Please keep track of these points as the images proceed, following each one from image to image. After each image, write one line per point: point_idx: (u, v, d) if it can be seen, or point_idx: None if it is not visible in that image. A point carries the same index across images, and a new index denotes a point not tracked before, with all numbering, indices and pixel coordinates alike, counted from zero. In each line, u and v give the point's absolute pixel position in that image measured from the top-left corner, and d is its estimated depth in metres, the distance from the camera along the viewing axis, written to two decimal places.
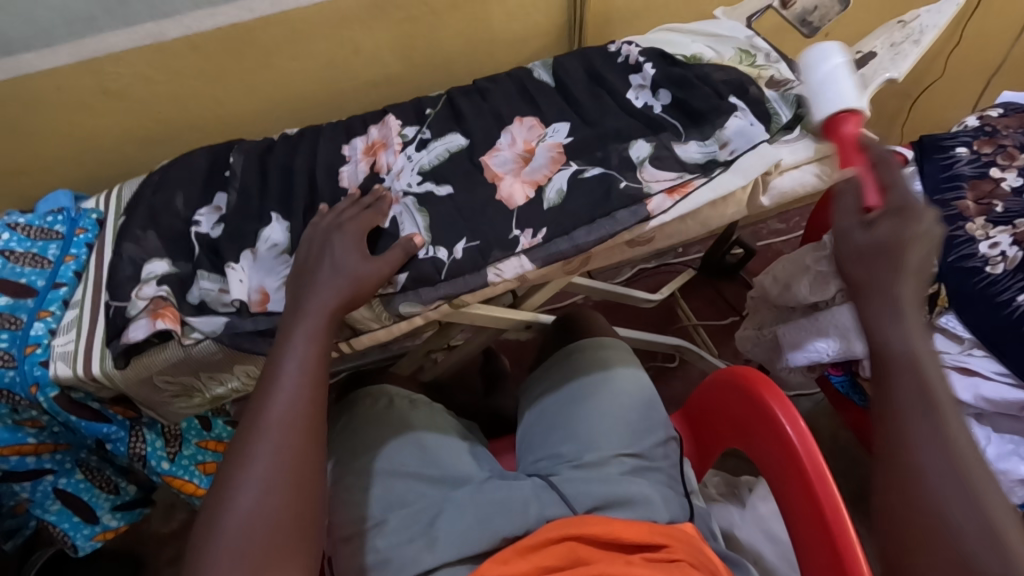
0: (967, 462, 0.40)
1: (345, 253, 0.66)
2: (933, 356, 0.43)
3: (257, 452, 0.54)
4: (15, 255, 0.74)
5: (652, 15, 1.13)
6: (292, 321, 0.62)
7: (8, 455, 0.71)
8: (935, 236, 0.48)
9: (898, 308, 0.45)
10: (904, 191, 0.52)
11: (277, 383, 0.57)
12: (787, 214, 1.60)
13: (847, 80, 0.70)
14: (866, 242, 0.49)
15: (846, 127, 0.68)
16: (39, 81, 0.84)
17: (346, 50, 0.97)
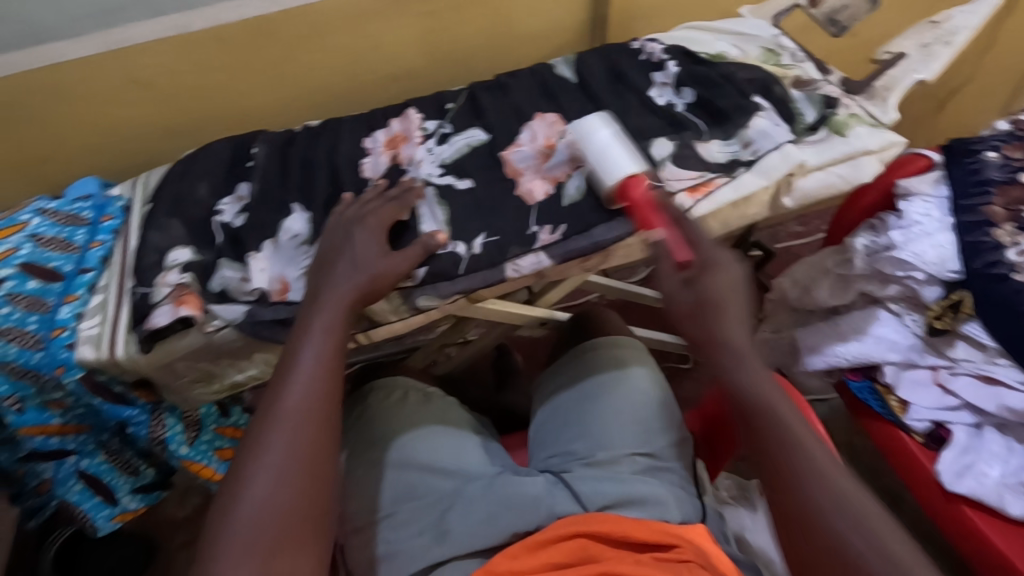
0: (834, 486, 0.51)
1: (364, 245, 0.66)
2: (775, 394, 0.54)
3: (272, 441, 0.54)
4: (45, 239, 0.75)
5: (675, 13, 1.12)
6: (311, 312, 0.62)
7: (33, 435, 0.74)
8: (737, 281, 0.58)
9: (744, 361, 0.55)
10: (705, 245, 0.61)
11: (293, 374, 0.58)
12: (807, 217, 1.58)
13: (621, 147, 0.72)
14: (685, 299, 0.58)
15: (635, 191, 0.70)
16: (68, 70, 0.86)
17: (368, 44, 0.98)
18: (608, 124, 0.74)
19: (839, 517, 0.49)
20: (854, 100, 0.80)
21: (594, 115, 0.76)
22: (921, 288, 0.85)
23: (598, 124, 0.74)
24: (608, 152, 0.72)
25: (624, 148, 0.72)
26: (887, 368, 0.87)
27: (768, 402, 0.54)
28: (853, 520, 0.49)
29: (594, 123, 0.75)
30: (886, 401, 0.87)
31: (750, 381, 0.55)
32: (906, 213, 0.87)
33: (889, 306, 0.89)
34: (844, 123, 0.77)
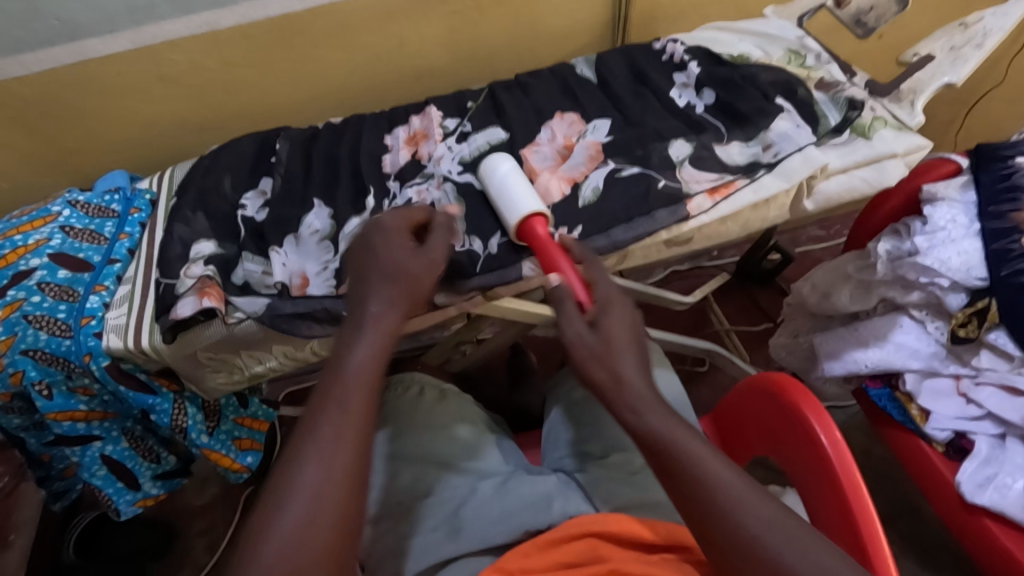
0: (758, 505, 0.47)
1: (400, 246, 0.58)
2: (676, 422, 0.51)
3: (299, 472, 0.45)
4: (75, 230, 0.78)
5: (699, 14, 1.11)
6: (346, 325, 0.53)
7: (60, 420, 0.75)
8: (635, 318, 0.56)
9: (643, 393, 0.51)
10: (605, 285, 0.59)
11: (329, 395, 0.49)
12: (828, 222, 1.56)
13: (523, 184, 0.72)
14: (596, 341, 0.54)
15: (535, 228, 0.69)
16: (100, 66, 0.88)
17: (391, 43, 0.99)
18: (507, 161, 0.74)
19: (777, 543, 0.45)
20: (879, 102, 0.79)
21: (497, 153, 0.75)
22: (943, 296, 0.83)
23: (500, 160, 0.74)
24: (506, 188, 0.71)
25: (525, 185, 0.71)
26: (908, 375, 0.85)
27: (671, 431, 0.50)
28: (791, 544, 0.45)
29: (498, 159, 0.74)
30: (907, 409, 0.85)
31: (649, 413, 0.51)
32: (932, 218, 0.85)
33: (912, 313, 0.87)
34: (868, 126, 0.76)
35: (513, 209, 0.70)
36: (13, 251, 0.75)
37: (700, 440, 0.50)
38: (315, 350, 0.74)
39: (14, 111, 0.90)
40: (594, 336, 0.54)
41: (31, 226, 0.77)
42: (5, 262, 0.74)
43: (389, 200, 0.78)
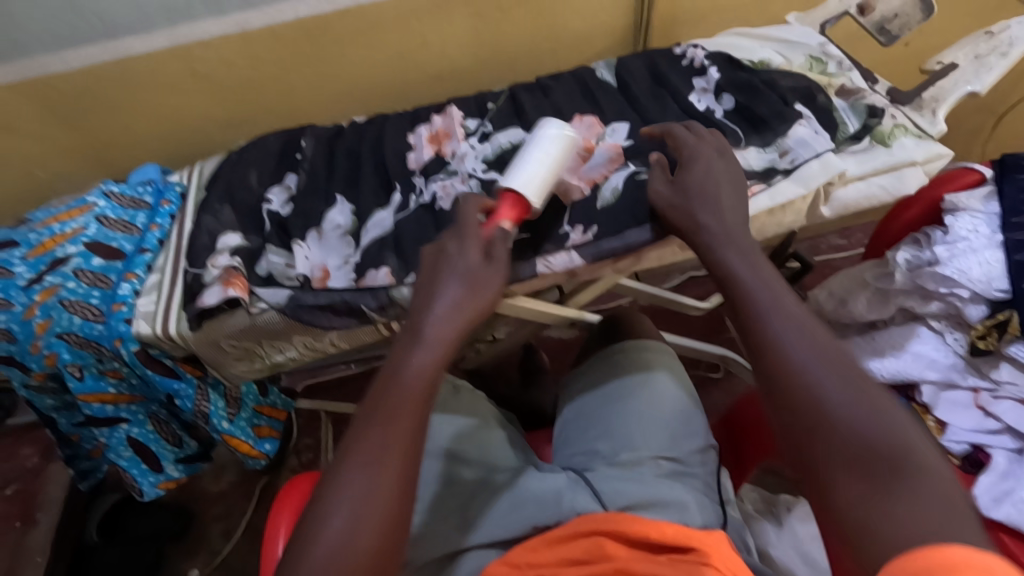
0: (814, 332, 0.51)
1: (466, 258, 0.56)
2: (744, 252, 0.58)
3: (347, 481, 0.46)
4: (109, 220, 0.81)
5: (721, 19, 1.12)
6: (410, 340, 0.53)
7: (90, 402, 0.77)
8: (711, 170, 0.66)
9: (752, 271, 0.57)
10: (693, 145, 0.68)
11: (389, 411, 0.49)
12: (849, 230, 1.55)
13: (546, 168, 0.68)
14: (669, 190, 0.66)
15: (505, 203, 0.67)
16: (137, 63, 0.92)
17: (415, 44, 1.01)
18: (563, 142, 0.70)
19: (817, 367, 0.49)
20: (899, 109, 0.79)
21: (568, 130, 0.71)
22: (965, 307, 0.82)
23: (558, 135, 0.70)
24: (532, 159, 0.69)
25: (549, 170, 0.69)
26: (925, 387, 0.85)
27: (747, 249, 0.58)
28: (826, 373, 0.49)
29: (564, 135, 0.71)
30: (922, 419, 0.84)
31: (752, 286, 0.55)
32: (953, 228, 0.83)
33: (932, 323, 0.87)
34: (888, 133, 0.76)
35: (515, 177, 0.68)
36: (51, 238, 0.78)
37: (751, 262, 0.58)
38: (334, 342, 0.76)
39: (55, 105, 0.94)
40: (677, 189, 0.66)
41: (68, 215, 0.80)
42: (44, 249, 0.77)
43: (415, 196, 0.80)
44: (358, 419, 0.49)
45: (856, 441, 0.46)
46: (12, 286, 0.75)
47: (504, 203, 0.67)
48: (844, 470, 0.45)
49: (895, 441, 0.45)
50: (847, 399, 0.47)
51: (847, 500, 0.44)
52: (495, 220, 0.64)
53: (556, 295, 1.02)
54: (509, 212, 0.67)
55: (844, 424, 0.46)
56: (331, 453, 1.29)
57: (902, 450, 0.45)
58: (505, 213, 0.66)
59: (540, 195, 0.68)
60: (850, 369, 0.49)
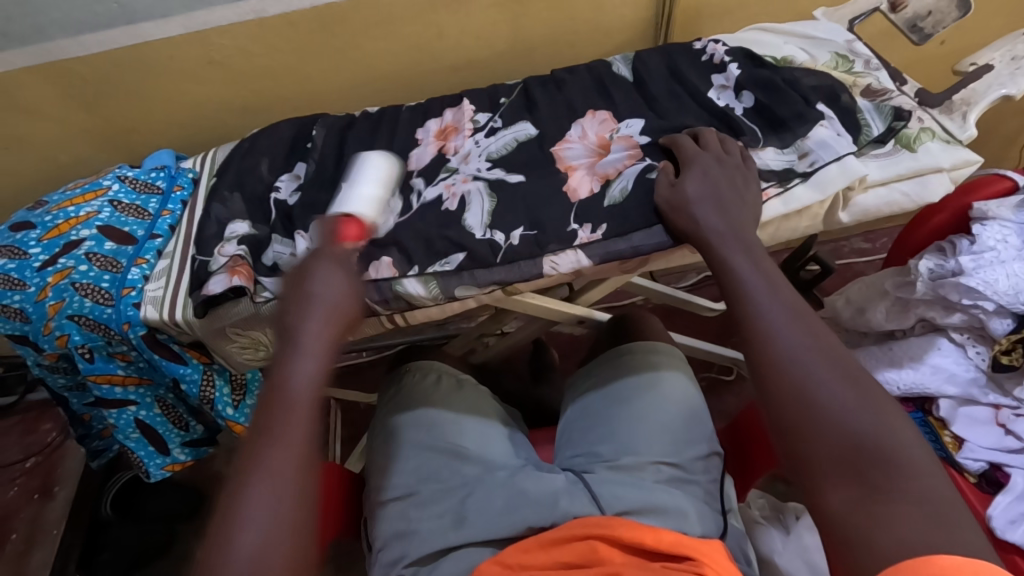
0: (817, 332, 0.52)
1: (328, 273, 0.57)
2: (741, 252, 0.59)
3: (252, 518, 0.44)
4: (122, 205, 0.83)
5: (746, 13, 1.08)
6: (285, 357, 0.50)
7: (99, 383, 0.79)
8: (712, 172, 0.68)
9: (755, 269, 0.58)
10: (695, 153, 0.70)
11: (282, 437, 0.46)
12: (873, 234, 1.51)
13: (374, 192, 0.73)
14: (669, 197, 0.68)
15: (348, 221, 0.67)
16: (153, 48, 0.92)
17: (431, 34, 1.00)
18: (385, 169, 0.77)
19: (811, 366, 0.50)
20: (928, 112, 0.76)
21: (388, 159, 0.78)
22: (987, 320, 0.79)
23: (380, 166, 0.76)
24: (358, 187, 0.73)
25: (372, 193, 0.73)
26: (942, 401, 0.82)
27: (754, 247, 0.60)
28: (823, 374, 0.50)
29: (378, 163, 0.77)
30: (939, 435, 0.82)
31: (753, 289, 0.56)
32: (979, 238, 0.80)
33: (952, 335, 0.84)
34: (913, 137, 0.73)
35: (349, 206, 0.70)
36: (65, 221, 0.79)
37: (748, 260, 0.59)
38: None
39: (74, 89, 0.95)
40: (678, 192, 0.67)
41: (83, 198, 0.82)
42: (58, 232, 0.78)
43: (416, 195, 0.78)
44: (248, 449, 0.47)
45: (849, 446, 0.47)
46: (27, 267, 0.76)
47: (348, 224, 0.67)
48: (835, 475, 0.46)
49: (889, 449, 0.46)
50: (849, 402, 0.48)
51: (837, 506, 0.46)
52: (339, 237, 0.64)
53: (565, 293, 1.01)
54: (356, 228, 0.67)
55: (839, 424, 0.47)
56: (340, 442, 1.30)
57: (896, 457, 0.46)
58: (348, 229, 0.66)
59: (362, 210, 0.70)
60: (850, 375, 0.50)
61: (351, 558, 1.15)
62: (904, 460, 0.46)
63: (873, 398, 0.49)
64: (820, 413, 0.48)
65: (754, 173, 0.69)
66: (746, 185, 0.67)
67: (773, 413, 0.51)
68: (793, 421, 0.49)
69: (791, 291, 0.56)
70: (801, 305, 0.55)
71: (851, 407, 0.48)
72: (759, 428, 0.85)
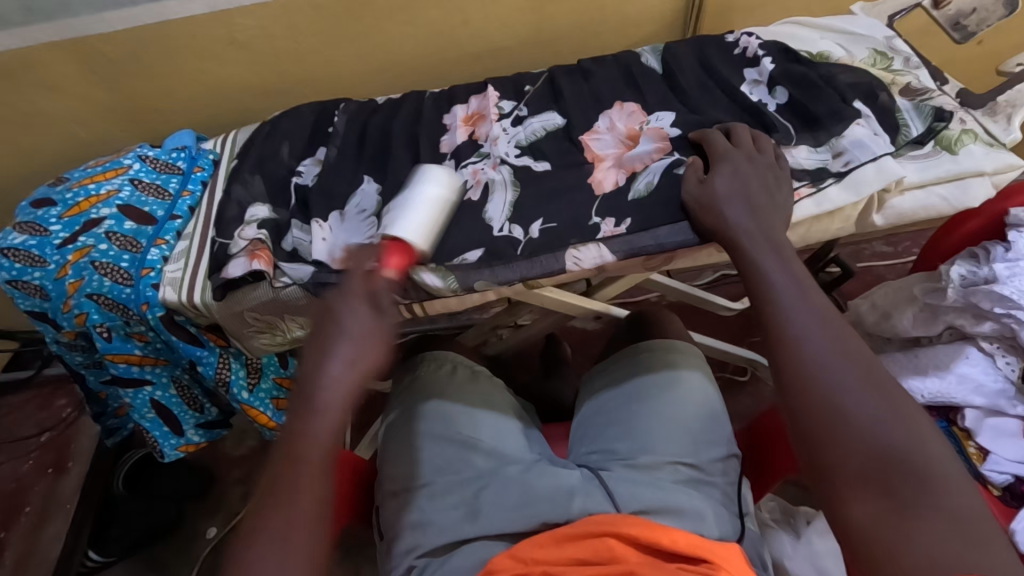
0: (846, 338, 0.51)
1: (355, 316, 0.55)
2: (770, 253, 0.58)
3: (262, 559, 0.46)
4: (143, 184, 0.82)
5: (780, 7, 1.06)
6: (304, 411, 0.51)
7: (116, 361, 0.79)
8: (744, 169, 0.66)
9: (783, 270, 0.56)
10: (727, 149, 0.68)
11: (293, 487, 0.48)
12: (896, 238, 1.48)
13: (432, 215, 0.70)
14: (697, 193, 0.66)
15: (390, 252, 0.67)
16: (176, 27, 0.91)
17: (456, 20, 0.98)
18: (446, 184, 0.73)
19: (837, 373, 0.49)
20: (970, 113, 0.73)
21: (446, 172, 0.74)
22: (1020, 330, 0.77)
23: (439, 176, 0.73)
24: (413, 207, 0.70)
25: (432, 216, 0.70)
26: (968, 411, 0.80)
27: (783, 247, 0.59)
28: (851, 382, 0.48)
29: (437, 176, 0.73)
30: (963, 445, 0.80)
31: (781, 291, 0.54)
32: (1016, 245, 0.78)
33: (981, 345, 0.82)
34: (955, 139, 0.70)
35: (398, 227, 0.68)
36: (86, 199, 0.79)
37: (776, 262, 0.57)
38: None
39: (96, 67, 0.94)
40: (706, 188, 0.66)
41: (103, 176, 0.82)
42: (79, 209, 0.78)
43: None
44: (261, 497, 0.49)
45: (876, 457, 0.45)
46: (47, 245, 0.76)
47: (389, 253, 0.67)
48: (863, 488, 0.45)
49: (921, 463, 0.45)
50: (879, 412, 0.47)
51: (863, 520, 0.44)
52: (383, 269, 0.65)
53: (583, 288, 1.00)
54: (395, 260, 0.67)
55: (868, 434, 0.46)
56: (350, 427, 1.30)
57: (928, 471, 0.44)
58: (391, 260, 0.67)
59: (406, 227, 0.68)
60: (877, 383, 0.48)
61: (359, 545, 1.15)
62: (935, 474, 0.44)
63: (906, 410, 0.47)
64: (847, 422, 0.47)
65: (786, 173, 0.67)
66: (779, 184, 0.66)
67: (794, 419, 0.49)
68: (817, 429, 0.48)
69: (819, 294, 0.54)
70: (830, 310, 0.53)
71: (881, 418, 0.46)
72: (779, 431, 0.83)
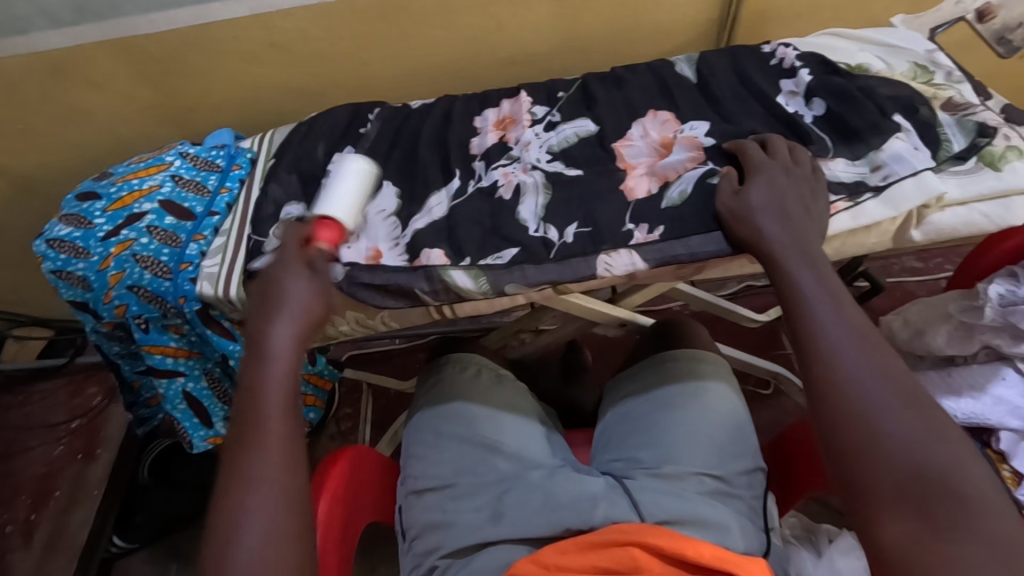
0: (883, 355, 0.50)
1: (295, 279, 0.60)
2: (804, 266, 0.57)
3: (253, 506, 0.47)
4: (183, 180, 0.84)
5: (816, 17, 1.05)
6: (257, 361, 0.54)
7: (152, 353, 0.81)
8: (780, 179, 0.65)
9: (819, 283, 0.55)
10: (762, 160, 0.68)
11: (260, 427, 0.51)
12: (927, 254, 1.45)
13: (354, 194, 0.72)
14: (730, 205, 0.66)
15: (322, 227, 0.68)
16: (219, 29, 0.94)
17: (491, 25, 0.99)
18: (368, 168, 0.75)
19: (871, 388, 0.48)
20: (1015, 129, 0.72)
21: (363, 158, 0.76)
22: None
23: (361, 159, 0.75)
24: (340, 186, 0.72)
25: (357, 195, 0.72)
26: (1004, 434, 0.78)
27: (816, 258, 0.58)
28: (885, 399, 0.48)
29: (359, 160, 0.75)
30: (998, 468, 0.78)
31: (815, 306, 0.54)
32: None
33: (1018, 366, 0.80)
34: (999, 155, 0.69)
35: (327, 206, 0.70)
36: (129, 194, 0.81)
37: (811, 275, 0.56)
38: (385, 320, 0.76)
39: (141, 65, 0.97)
40: (741, 199, 0.65)
41: (146, 172, 0.84)
42: (122, 204, 0.81)
43: (474, 182, 0.78)
44: (230, 450, 0.51)
45: (913, 477, 0.45)
46: (91, 237, 0.78)
47: (320, 230, 0.68)
48: (897, 506, 0.44)
49: (958, 483, 0.44)
50: (915, 430, 0.46)
51: (896, 539, 0.44)
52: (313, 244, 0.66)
53: (608, 295, 1.00)
54: (328, 235, 0.68)
55: (905, 452, 0.45)
56: (369, 426, 1.31)
57: (966, 492, 0.44)
58: (323, 236, 0.68)
59: (332, 205, 0.70)
60: (914, 401, 0.48)
61: (375, 543, 1.16)
62: (974, 496, 0.43)
63: (942, 428, 0.46)
64: (882, 439, 0.46)
65: (822, 186, 0.67)
66: (817, 197, 0.65)
67: (826, 434, 0.49)
68: (849, 446, 0.47)
69: (856, 309, 0.54)
70: (867, 326, 0.52)
71: (917, 437, 0.46)
72: (807, 449, 0.81)
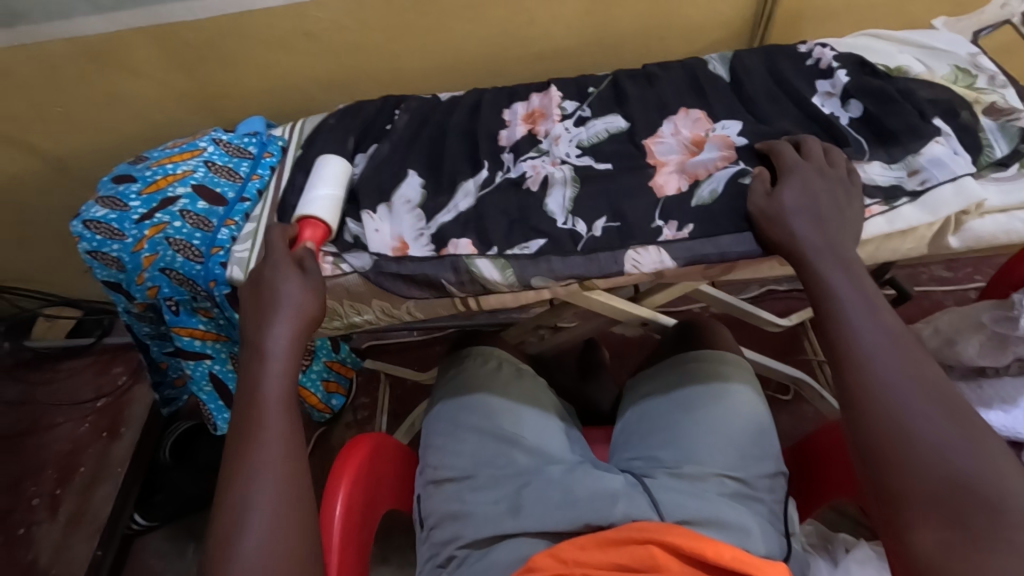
0: (919, 361, 0.49)
1: (289, 282, 0.65)
2: (838, 269, 0.56)
3: (255, 497, 0.52)
4: (216, 166, 0.86)
5: (853, 17, 1.03)
6: (258, 360, 0.59)
7: (182, 335, 0.83)
8: (814, 180, 0.64)
9: (853, 286, 0.55)
10: (796, 161, 0.67)
11: (260, 425, 0.55)
12: (957, 263, 1.42)
13: (332, 191, 0.76)
14: (763, 204, 0.65)
15: (304, 229, 0.73)
16: (254, 19, 0.95)
17: (522, 20, 0.99)
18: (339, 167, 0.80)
19: (905, 394, 0.47)
20: None
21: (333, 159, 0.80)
22: None
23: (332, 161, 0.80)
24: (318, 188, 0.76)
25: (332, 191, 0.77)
26: None
27: (851, 261, 0.57)
28: (920, 405, 0.47)
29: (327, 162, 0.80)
30: None
31: (848, 308, 0.53)
32: None
33: None
34: None
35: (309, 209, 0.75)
36: (163, 177, 0.83)
37: (843, 277, 0.56)
38: (411, 311, 0.77)
39: (176, 52, 0.99)
40: (774, 200, 0.65)
41: (180, 157, 0.85)
42: (157, 187, 0.82)
43: (502, 173, 0.78)
44: (234, 442, 0.55)
45: (948, 486, 0.44)
46: (127, 219, 0.80)
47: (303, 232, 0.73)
48: (930, 515, 0.44)
49: (997, 493, 0.43)
50: (951, 437, 0.45)
51: (929, 547, 0.43)
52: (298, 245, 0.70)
53: (630, 293, 1.00)
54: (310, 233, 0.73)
55: (940, 460, 0.45)
56: (386, 415, 1.32)
57: (1006, 503, 0.42)
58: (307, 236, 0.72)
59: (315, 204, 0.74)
60: (950, 408, 0.47)
61: (389, 531, 1.17)
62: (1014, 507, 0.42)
63: (980, 436, 0.45)
64: (917, 446, 0.45)
65: (858, 189, 0.65)
66: (852, 199, 0.64)
67: (858, 441, 0.48)
68: (881, 452, 0.47)
69: (891, 314, 0.53)
70: (903, 332, 0.51)
71: (952, 444, 0.45)
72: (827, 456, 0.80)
